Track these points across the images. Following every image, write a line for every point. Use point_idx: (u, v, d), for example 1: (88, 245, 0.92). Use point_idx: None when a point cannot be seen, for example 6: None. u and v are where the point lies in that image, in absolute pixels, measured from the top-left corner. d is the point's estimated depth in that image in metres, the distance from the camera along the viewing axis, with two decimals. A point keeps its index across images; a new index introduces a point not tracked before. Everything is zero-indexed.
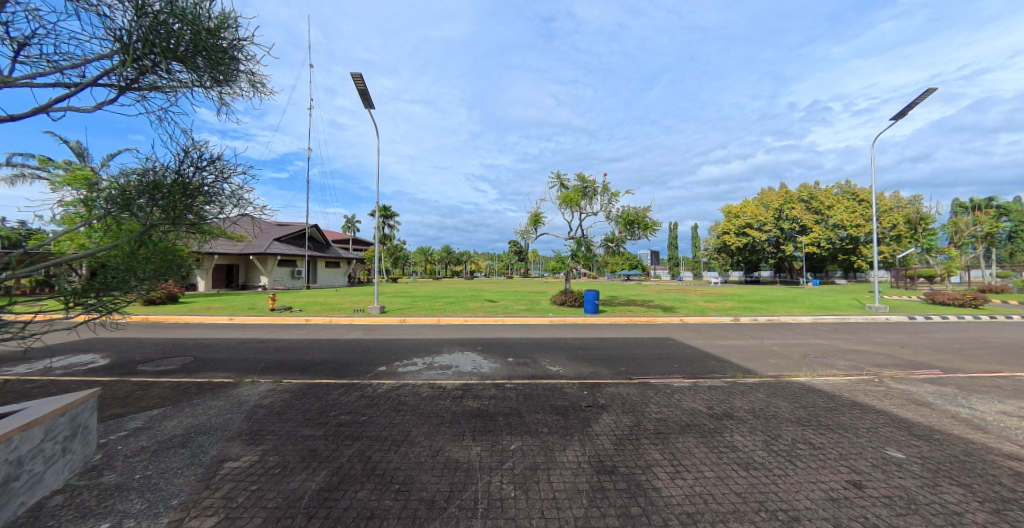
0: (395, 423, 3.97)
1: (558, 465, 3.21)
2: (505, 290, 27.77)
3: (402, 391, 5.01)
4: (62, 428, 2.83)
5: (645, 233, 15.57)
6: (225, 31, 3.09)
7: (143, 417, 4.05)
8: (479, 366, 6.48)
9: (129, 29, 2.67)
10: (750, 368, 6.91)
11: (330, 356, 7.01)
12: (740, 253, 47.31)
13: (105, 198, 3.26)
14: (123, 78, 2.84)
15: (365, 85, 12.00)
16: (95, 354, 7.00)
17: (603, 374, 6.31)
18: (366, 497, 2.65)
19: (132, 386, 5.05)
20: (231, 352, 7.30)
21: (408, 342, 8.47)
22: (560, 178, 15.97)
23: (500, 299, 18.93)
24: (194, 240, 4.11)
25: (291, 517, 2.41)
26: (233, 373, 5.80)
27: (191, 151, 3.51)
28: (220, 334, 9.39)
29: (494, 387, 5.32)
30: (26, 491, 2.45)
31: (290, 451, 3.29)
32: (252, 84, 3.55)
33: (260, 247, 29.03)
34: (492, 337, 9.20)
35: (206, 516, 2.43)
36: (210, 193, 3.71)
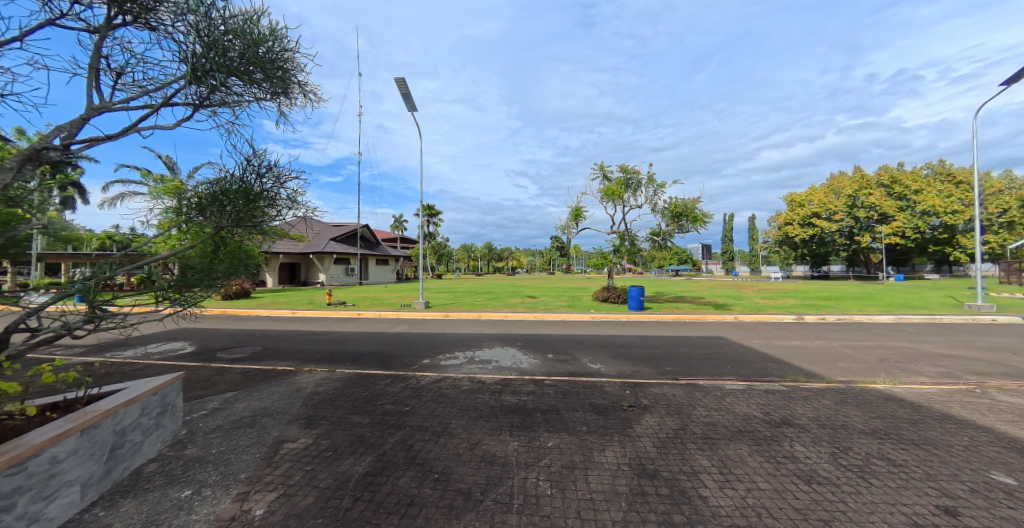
0: (436, 414, 4.10)
1: (597, 466, 3.13)
2: (545, 287, 27.44)
3: (444, 384, 5.17)
4: (155, 405, 3.27)
5: (694, 226, 14.63)
6: (279, 45, 3.35)
7: (218, 399, 4.54)
8: (518, 362, 6.49)
9: (199, 51, 2.99)
10: (816, 372, 6.22)
11: (377, 348, 7.41)
12: (806, 245, 42.88)
13: (187, 205, 3.75)
14: (195, 96, 3.18)
15: (408, 88, 12.40)
16: (182, 343, 7.99)
17: (646, 373, 6.02)
18: (407, 484, 2.76)
19: (210, 372, 5.69)
20: (291, 343, 7.96)
21: (450, 336, 8.71)
22: (603, 170, 15.44)
23: (540, 296, 18.80)
24: (261, 240, 4.53)
25: (340, 498, 2.59)
26: (293, 362, 6.34)
27: (254, 160, 3.90)
28: (283, 327, 10.30)
29: (533, 383, 5.31)
30: (128, 458, 2.93)
31: (340, 437, 3.52)
32: (304, 94, 3.83)
33: (317, 246, 31.38)
34: (531, 334, 9.18)
35: (267, 491, 2.69)
36: (272, 198, 4.08)
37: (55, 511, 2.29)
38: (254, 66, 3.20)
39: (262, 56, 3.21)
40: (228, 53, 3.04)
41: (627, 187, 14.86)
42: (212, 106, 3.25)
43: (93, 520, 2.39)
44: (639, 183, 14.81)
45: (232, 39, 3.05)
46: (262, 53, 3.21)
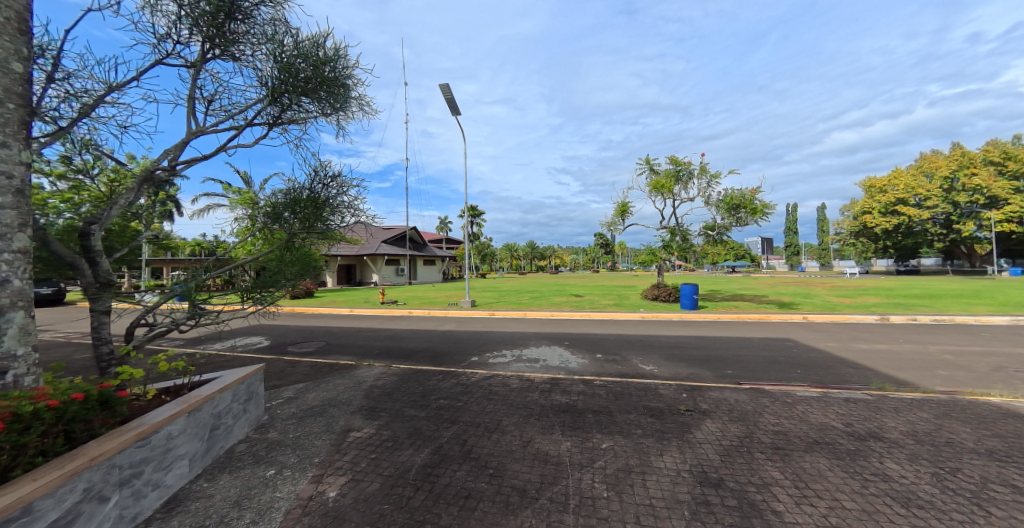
0: (487, 411, 4.17)
1: (655, 471, 2.99)
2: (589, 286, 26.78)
3: (493, 381, 5.26)
4: (243, 392, 3.68)
5: (754, 219, 13.51)
6: (340, 62, 3.61)
7: (291, 388, 5.00)
8: (566, 361, 6.43)
9: (274, 75, 3.31)
10: (908, 380, 5.46)
11: (428, 345, 7.72)
12: (889, 236, 37.78)
13: (264, 213, 4.24)
14: (270, 116, 3.52)
15: (451, 94, 12.81)
16: (259, 338, 8.92)
17: (704, 376, 5.67)
18: (464, 477, 2.85)
19: (284, 364, 6.29)
20: (351, 339, 8.56)
21: (497, 335, 8.84)
22: (650, 163, 14.79)
23: (585, 295, 18.43)
24: (325, 244, 4.91)
25: (402, 486, 2.72)
26: (354, 357, 6.81)
27: (320, 171, 4.24)
28: (343, 324, 11.12)
29: (583, 383, 5.21)
30: (224, 438, 3.34)
31: (399, 428, 3.72)
32: (361, 107, 4.09)
33: (370, 248, 33.45)
34: (577, 333, 9.05)
35: (338, 475, 2.91)
36: (335, 205, 4.41)
37: (171, 480, 2.72)
38: (320, 85, 3.47)
39: (326, 74, 3.47)
40: (299, 75, 3.33)
41: (677, 179, 14.11)
42: (285, 124, 3.59)
43: (199, 490, 2.79)
44: (690, 174, 13.99)
45: (302, 62, 3.34)
46: (326, 72, 3.47)
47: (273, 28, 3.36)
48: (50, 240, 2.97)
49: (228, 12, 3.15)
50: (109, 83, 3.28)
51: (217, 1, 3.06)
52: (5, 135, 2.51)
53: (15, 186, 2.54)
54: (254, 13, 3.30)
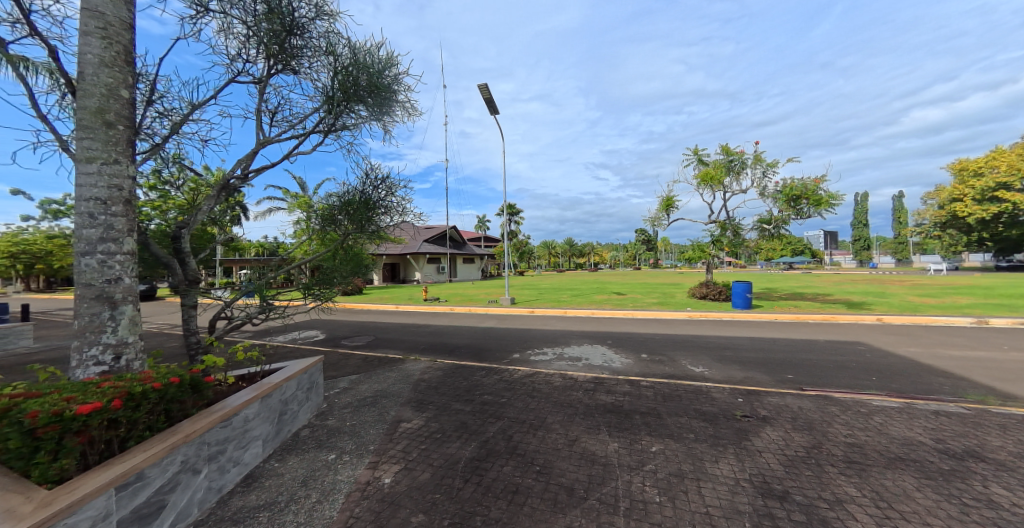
0: (532, 408, 4.18)
1: (711, 478, 2.83)
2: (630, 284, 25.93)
3: (536, 379, 5.26)
4: (306, 381, 3.99)
5: (818, 210, 12.31)
6: (389, 68, 3.77)
7: (346, 379, 5.34)
8: (609, 360, 6.28)
9: (331, 86, 3.55)
10: (1018, 393, 4.70)
11: (470, 341, 7.90)
12: (987, 227, 32.74)
13: (321, 218, 4.57)
14: (326, 125, 3.76)
15: (490, 93, 12.94)
16: (315, 331, 9.63)
17: (761, 380, 5.28)
18: (511, 472, 2.87)
19: (339, 356, 6.74)
20: (397, 334, 8.97)
21: (537, 332, 8.84)
22: (698, 154, 14.00)
23: (627, 293, 17.86)
24: (373, 243, 5.16)
25: (452, 477, 2.81)
26: (401, 351, 7.13)
27: (371, 174, 4.47)
28: (389, 320, 11.69)
29: (628, 383, 5.06)
30: (290, 422, 3.65)
31: (446, 421, 3.84)
32: (406, 111, 4.25)
33: (413, 248, 34.88)
34: (619, 332, 8.81)
35: (392, 463, 3.07)
36: (385, 206, 4.63)
37: (248, 458, 3.03)
38: (370, 92, 3.66)
39: (377, 81, 3.65)
40: (353, 84, 3.54)
41: (728, 170, 13.23)
42: (339, 131, 3.81)
43: (271, 468, 3.07)
44: (743, 164, 13.05)
45: (355, 71, 3.54)
46: (376, 79, 3.65)
47: (328, 41, 3.58)
48: (151, 243, 3.42)
49: (289, 29, 3.41)
50: (193, 103, 3.69)
51: (280, 21, 3.33)
52: (116, 153, 2.91)
53: (125, 197, 2.93)
54: (311, 28, 3.55)
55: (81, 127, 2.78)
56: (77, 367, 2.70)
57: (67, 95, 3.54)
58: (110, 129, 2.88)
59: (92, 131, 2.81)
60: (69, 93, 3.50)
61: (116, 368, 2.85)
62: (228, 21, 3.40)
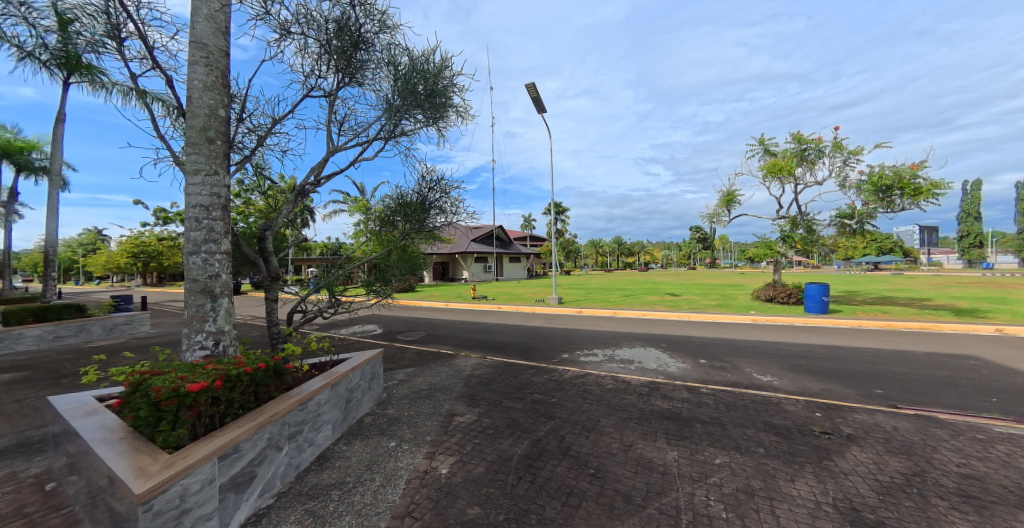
0: (583, 409, 4.11)
1: (786, 499, 2.57)
2: (685, 284, 24.45)
3: (586, 380, 5.17)
4: (368, 372, 4.28)
5: (915, 202, 10.66)
6: (445, 74, 3.92)
7: (403, 372, 5.65)
8: (664, 364, 5.97)
9: (393, 96, 3.79)
10: None
11: (519, 340, 7.95)
12: None
13: (380, 219, 4.86)
14: (385, 132, 3.98)
15: (538, 92, 12.92)
16: (374, 326, 10.32)
17: (844, 394, 4.70)
18: (565, 473, 2.84)
19: (395, 349, 7.15)
20: (448, 330, 9.31)
21: (585, 333, 8.68)
22: (764, 144, 12.84)
23: (683, 294, 16.86)
24: (427, 243, 5.38)
25: (505, 474, 2.85)
26: (452, 347, 7.39)
27: (426, 176, 4.67)
28: (440, 316, 12.18)
29: (686, 390, 4.77)
30: (355, 410, 3.93)
31: (498, 418, 3.90)
32: (459, 114, 4.37)
33: (460, 247, 36.02)
34: (675, 335, 8.35)
35: (447, 454, 3.18)
36: (438, 208, 4.83)
37: (321, 439, 3.32)
38: (426, 98, 3.83)
39: (432, 87, 3.80)
40: (411, 91, 3.72)
41: (800, 160, 11.96)
42: (399, 137, 4.03)
43: (340, 450, 3.33)
44: (819, 152, 11.71)
45: (413, 79, 3.72)
46: (432, 84, 3.80)
47: (390, 53, 3.81)
48: (242, 244, 3.90)
49: (355, 44, 3.70)
50: (275, 117, 4.12)
51: (348, 37, 3.64)
52: (216, 165, 3.33)
53: (222, 203, 3.36)
54: (375, 42, 3.80)
55: (189, 144, 3.23)
56: (187, 350, 3.16)
57: (179, 117, 4.13)
58: (210, 144, 3.30)
59: (198, 147, 3.24)
60: (181, 115, 4.09)
61: (216, 353, 3.26)
62: (305, 42, 3.76)
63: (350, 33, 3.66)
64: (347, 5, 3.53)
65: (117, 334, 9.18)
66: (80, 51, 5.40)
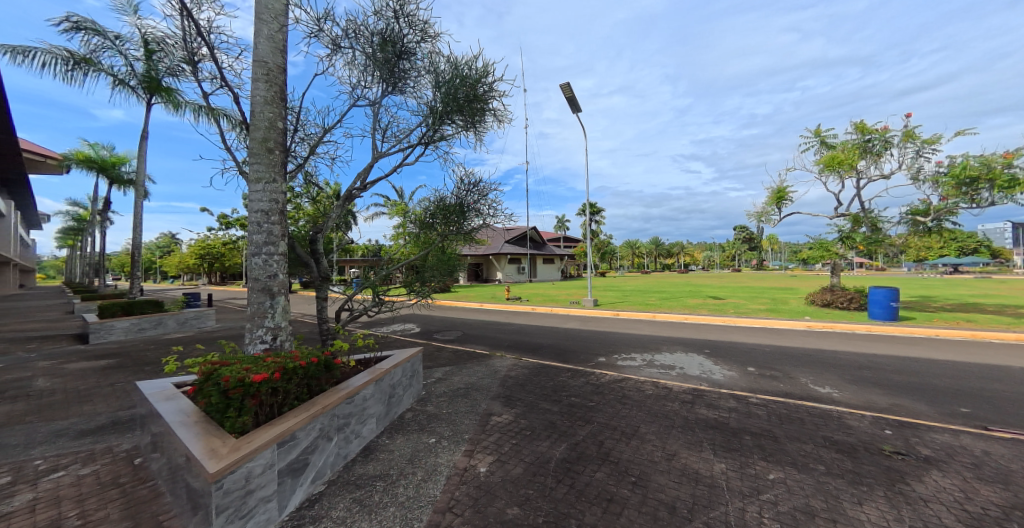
0: (623, 415, 4.00)
1: (853, 523, 2.33)
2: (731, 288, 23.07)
3: (625, 384, 5.03)
4: (409, 369, 4.44)
5: (1008, 195, 9.35)
6: (483, 78, 3.99)
7: (440, 370, 5.80)
8: (708, 371, 5.68)
9: (435, 102, 3.93)
10: None
11: (554, 342, 7.89)
12: None
13: (420, 222, 5.03)
14: (425, 137, 4.12)
15: (572, 92, 12.80)
16: (412, 324, 10.70)
17: (920, 411, 4.21)
18: (604, 479, 2.78)
19: (433, 348, 7.37)
20: (483, 331, 9.45)
21: (622, 336, 8.45)
22: (820, 136, 11.86)
23: (728, 297, 15.93)
24: (464, 245, 5.49)
25: (544, 476, 2.84)
26: (488, 347, 7.48)
27: (465, 179, 4.77)
28: (475, 317, 12.39)
29: (733, 399, 4.50)
30: (397, 405, 4.09)
31: (535, 419, 3.89)
32: (497, 117, 4.43)
33: (494, 249, 36.42)
34: (720, 340, 7.91)
35: (486, 453, 3.22)
36: (476, 210, 4.92)
37: (366, 432, 3.49)
38: (466, 102, 3.91)
39: (471, 91, 3.89)
40: (451, 97, 3.83)
41: (864, 152, 10.92)
42: (439, 142, 4.16)
43: (384, 444, 3.48)
44: (886, 143, 10.63)
45: (453, 85, 3.83)
46: (471, 88, 3.89)
47: (431, 60, 3.95)
48: (296, 246, 4.21)
49: (399, 54, 3.88)
50: (325, 127, 4.39)
51: (393, 49, 3.83)
52: (274, 173, 3.61)
53: (280, 208, 3.62)
54: (417, 51, 3.96)
55: (252, 154, 3.53)
56: (251, 343, 3.44)
57: (244, 130, 4.53)
58: (269, 154, 3.57)
59: (259, 157, 3.53)
60: (245, 129, 4.48)
61: (274, 346, 3.52)
62: (353, 55, 3.99)
63: (395, 45, 3.85)
64: (392, 18, 3.72)
65: (188, 328, 10.19)
66: (163, 75, 6.07)
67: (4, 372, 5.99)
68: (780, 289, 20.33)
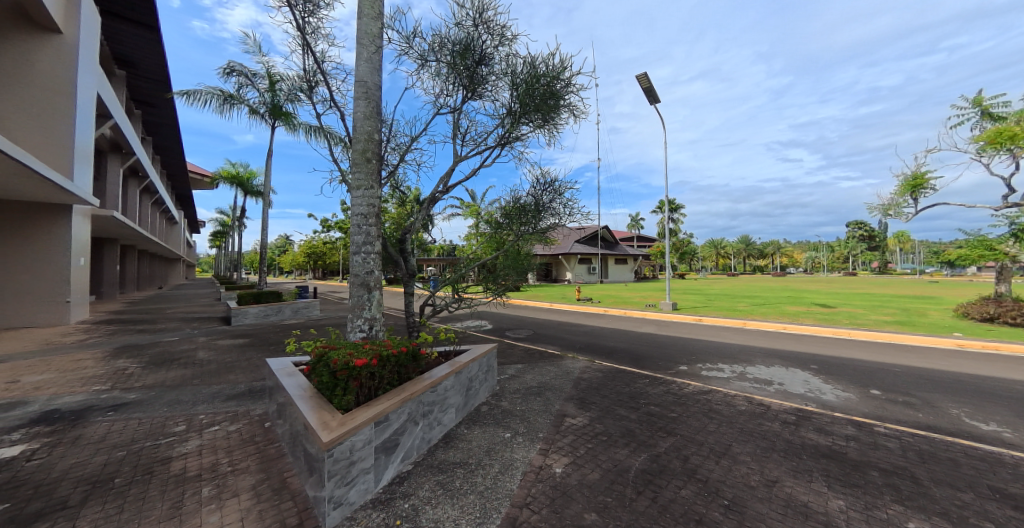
0: (710, 430, 3.66)
1: None
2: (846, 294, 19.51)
3: (712, 397, 4.59)
4: (485, 364, 4.62)
5: None
6: (559, 75, 3.97)
7: (513, 367, 5.95)
8: (816, 390, 4.90)
9: (511, 104, 4.04)
10: None
11: (628, 346, 7.54)
12: None
13: (495, 223, 5.20)
14: (501, 138, 4.24)
15: (649, 82, 12.07)
16: (484, 322, 11.15)
17: None
18: (691, 498, 2.57)
19: (505, 345, 7.58)
20: (553, 331, 9.44)
21: (706, 344, 7.72)
22: (980, 105, 9.44)
23: (842, 305, 13.52)
24: (537, 244, 5.52)
25: (623, 485, 2.73)
26: (559, 348, 7.44)
27: (540, 178, 4.81)
28: (545, 316, 12.44)
29: (853, 426, 3.81)
30: (474, 398, 4.30)
31: (611, 425, 3.76)
32: (572, 113, 4.36)
33: (563, 249, 36.12)
34: (832, 355, 6.76)
35: (561, 454, 3.21)
36: (549, 210, 4.94)
37: (447, 420, 3.72)
38: (541, 102, 3.94)
39: (546, 90, 3.91)
40: (526, 97, 3.90)
41: None
42: (514, 142, 4.26)
43: (463, 433, 3.68)
44: None
45: (529, 85, 3.88)
46: (546, 87, 3.91)
47: (508, 63, 4.06)
48: (389, 247, 4.70)
49: (478, 61, 4.07)
50: (412, 136, 4.80)
51: (473, 57, 4.03)
52: (371, 181, 4.04)
53: (376, 212, 4.04)
54: (494, 55, 4.10)
55: (354, 165, 4.00)
56: (352, 331, 3.91)
57: (347, 144, 5.17)
58: (366, 163, 4.00)
59: (360, 166, 3.99)
60: (347, 143, 5.10)
61: (370, 335, 3.94)
62: (437, 66, 4.28)
63: (474, 53, 4.04)
64: (472, 28, 3.92)
65: (300, 315, 11.98)
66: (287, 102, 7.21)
67: (179, 344, 7.70)
68: (919, 298, 16.53)
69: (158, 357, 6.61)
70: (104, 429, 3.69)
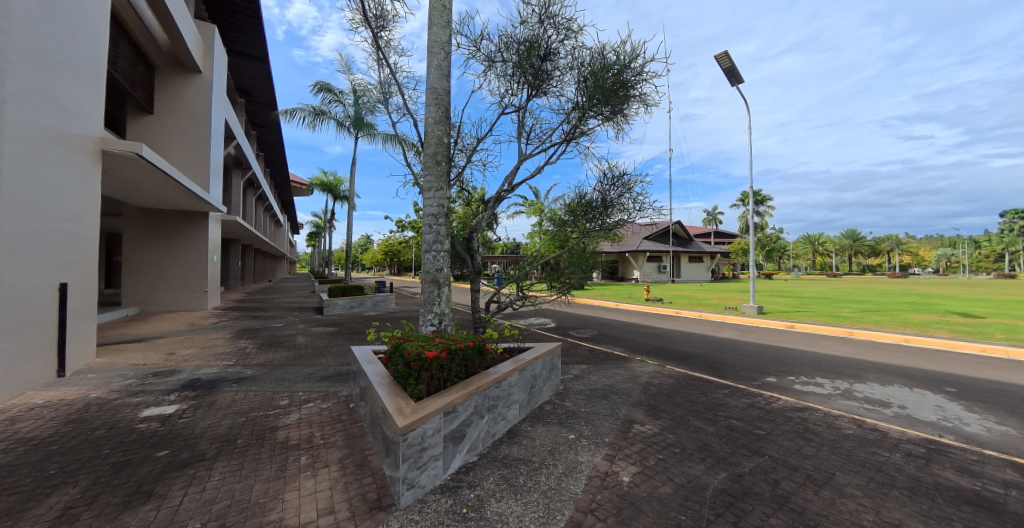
0: (807, 454, 3.18)
1: None
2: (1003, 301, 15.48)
3: (809, 416, 4.00)
4: (548, 363, 4.61)
5: None
6: (629, 64, 3.77)
7: (576, 368, 5.84)
8: (956, 419, 3.99)
9: (577, 99, 3.95)
10: None
11: (704, 352, 6.92)
12: None
13: (558, 220, 5.15)
14: (567, 134, 4.16)
15: (731, 61, 10.88)
16: (546, 319, 11.15)
17: None
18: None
19: (568, 344, 7.49)
20: (619, 332, 9.07)
21: (801, 354, 6.76)
22: None
23: (995, 315, 10.80)
24: (603, 242, 5.34)
25: (698, 504, 2.51)
26: (625, 350, 7.12)
27: (606, 172, 4.63)
28: (609, 316, 12.04)
29: (1012, 468, 3.01)
30: (537, 395, 4.32)
31: (685, 437, 3.48)
32: (642, 102, 4.11)
33: (629, 246, 34.57)
34: (981, 377, 5.43)
35: (628, 463, 3.06)
36: (616, 206, 4.74)
37: (511, 416, 3.79)
38: (608, 94, 3.78)
39: (614, 81, 3.74)
40: (592, 90, 3.77)
41: None
42: (580, 137, 4.15)
43: (526, 430, 3.72)
44: None
45: (595, 77, 3.76)
46: (613, 78, 3.74)
47: (574, 56, 3.96)
48: (456, 245, 4.92)
49: (543, 57, 4.04)
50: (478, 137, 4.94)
51: (537, 54, 4.01)
52: (441, 182, 4.25)
53: (445, 211, 4.26)
54: (559, 50, 4.04)
55: (426, 168, 4.25)
56: (424, 324, 4.18)
57: (419, 149, 5.52)
58: (436, 166, 4.23)
59: (431, 169, 4.23)
60: (419, 148, 5.46)
61: (439, 328, 4.17)
62: (502, 67, 4.35)
63: (539, 49, 4.02)
64: (537, 24, 3.89)
65: (379, 308, 13.20)
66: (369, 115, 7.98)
67: (285, 329, 9.01)
68: None
69: (270, 339, 7.81)
70: (231, 398, 4.45)
